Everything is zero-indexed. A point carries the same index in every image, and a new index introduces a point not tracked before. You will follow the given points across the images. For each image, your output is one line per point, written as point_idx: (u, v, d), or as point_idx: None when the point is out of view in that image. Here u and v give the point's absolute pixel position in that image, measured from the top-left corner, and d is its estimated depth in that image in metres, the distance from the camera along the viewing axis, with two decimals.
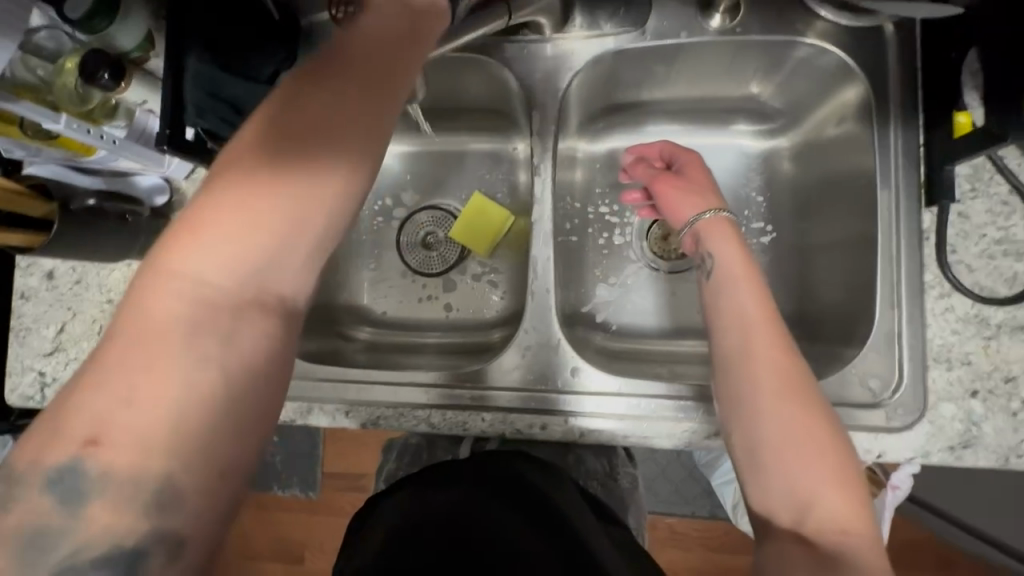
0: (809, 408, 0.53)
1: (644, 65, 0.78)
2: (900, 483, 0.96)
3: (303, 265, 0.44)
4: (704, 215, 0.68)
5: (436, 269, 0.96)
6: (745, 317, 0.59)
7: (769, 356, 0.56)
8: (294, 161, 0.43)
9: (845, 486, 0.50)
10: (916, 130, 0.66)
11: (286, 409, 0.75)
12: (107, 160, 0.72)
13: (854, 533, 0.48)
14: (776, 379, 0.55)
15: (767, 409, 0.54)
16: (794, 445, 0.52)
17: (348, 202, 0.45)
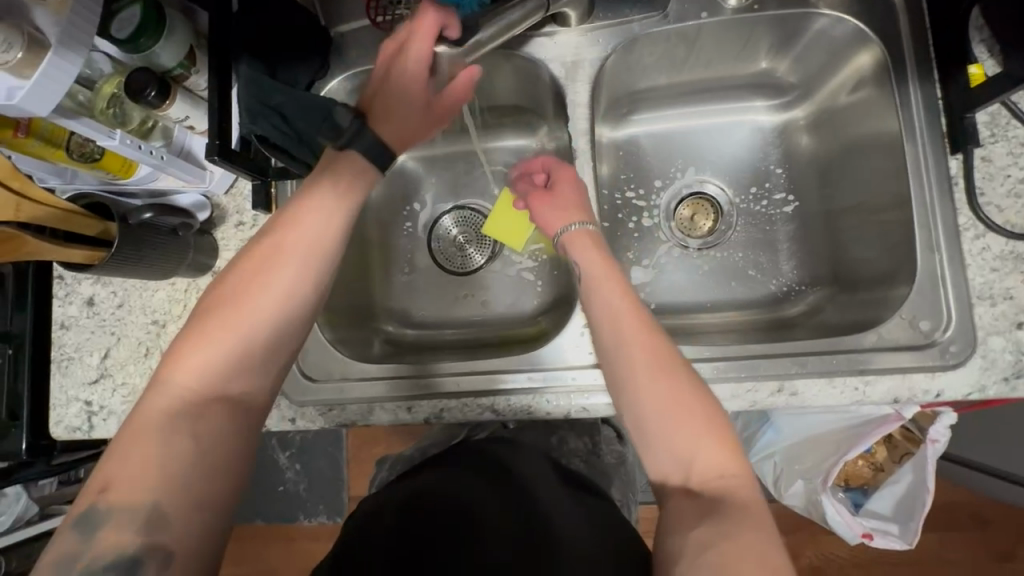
0: (678, 381, 0.57)
1: (665, 50, 0.82)
2: (939, 436, 1.02)
3: (272, 335, 0.56)
4: (572, 225, 0.71)
5: (471, 267, 0.98)
6: (616, 309, 0.62)
7: (639, 340, 0.60)
8: (261, 261, 0.57)
9: (722, 441, 0.55)
10: (933, 86, 0.70)
11: (348, 411, 0.75)
12: (145, 181, 0.74)
13: (731, 476, 0.53)
14: (648, 356, 0.59)
15: (644, 383, 0.58)
16: (668, 413, 0.56)
17: (302, 283, 0.57)
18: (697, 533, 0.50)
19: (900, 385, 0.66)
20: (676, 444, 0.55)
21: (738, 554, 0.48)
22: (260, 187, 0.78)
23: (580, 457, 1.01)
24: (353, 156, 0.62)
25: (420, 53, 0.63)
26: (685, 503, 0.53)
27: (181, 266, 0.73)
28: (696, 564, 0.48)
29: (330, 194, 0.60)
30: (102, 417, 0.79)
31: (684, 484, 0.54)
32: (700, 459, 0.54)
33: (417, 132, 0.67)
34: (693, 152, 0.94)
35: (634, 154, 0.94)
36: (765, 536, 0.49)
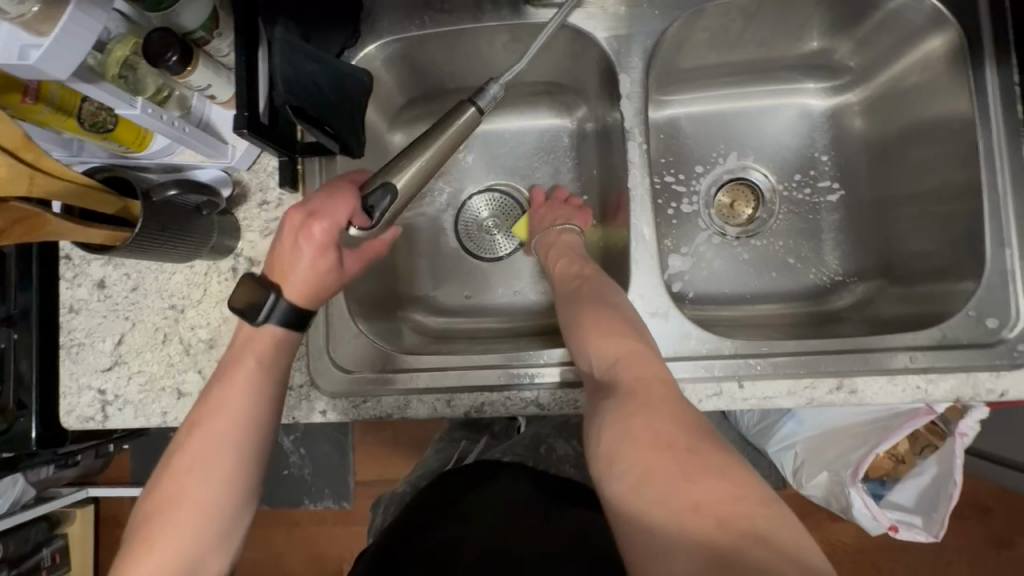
0: (589, 309, 0.63)
1: (722, 25, 0.77)
2: (968, 430, 1.02)
3: (233, 473, 0.56)
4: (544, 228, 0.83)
5: (501, 252, 0.93)
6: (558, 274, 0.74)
7: (563, 289, 0.71)
8: (210, 405, 0.58)
9: (615, 336, 0.59)
10: (1011, 69, 0.68)
11: (382, 403, 0.72)
12: (161, 154, 0.69)
13: (625, 361, 0.56)
14: (561, 295, 0.69)
15: (563, 310, 0.66)
16: (577, 328, 0.62)
17: (253, 410, 0.58)
18: (607, 429, 0.49)
19: (963, 384, 0.64)
20: (586, 351, 0.60)
21: (641, 439, 0.46)
22: (286, 163, 0.73)
23: (568, 463, 0.95)
24: (266, 330, 0.61)
25: (325, 228, 0.61)
26: (598, 396, 0.55)
27: (205, 247, 0.69)
28: (595, 440, 0.50)
29: (250, 361, 0.60)
30: (117, 407, 0.75)
31: (597, 382, 0.57)
32: (615, 363, 0.57)
33: (322, 290, 0.63)
34: (737, 136, 0.90)
35: (674, 137, 0.90)
36: (670, 416, 0.48)
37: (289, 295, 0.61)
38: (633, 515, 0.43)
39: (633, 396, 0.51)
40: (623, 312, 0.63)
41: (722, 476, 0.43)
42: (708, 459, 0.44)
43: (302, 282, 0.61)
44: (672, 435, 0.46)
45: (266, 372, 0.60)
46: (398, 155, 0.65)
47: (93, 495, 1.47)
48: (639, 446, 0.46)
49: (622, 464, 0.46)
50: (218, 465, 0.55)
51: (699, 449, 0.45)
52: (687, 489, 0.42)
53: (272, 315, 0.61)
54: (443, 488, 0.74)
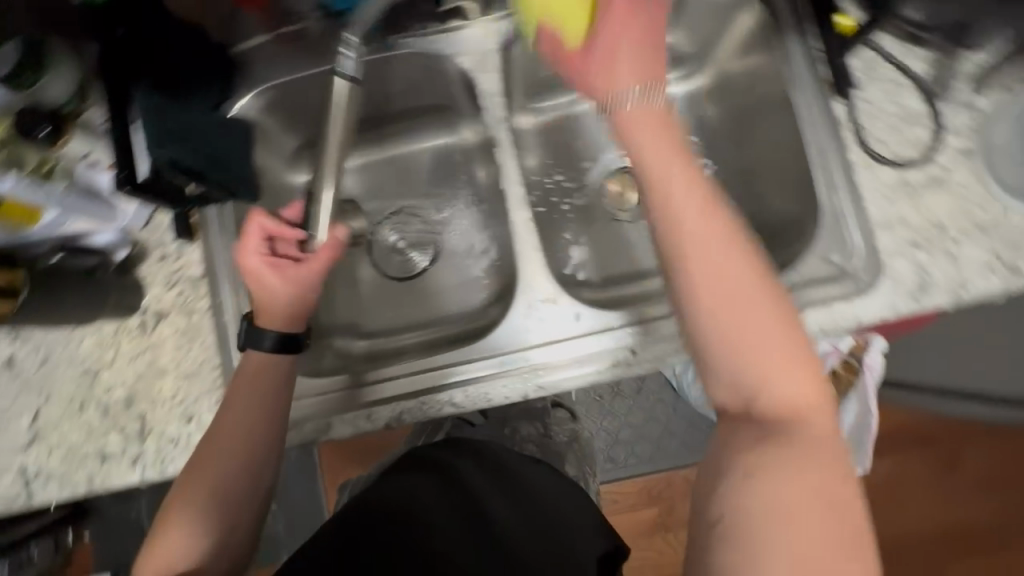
0: (744, 299, 0.52)
1: None
2: (874, 362, 1.10)
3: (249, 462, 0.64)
4: (629, 96, 0.57)
5: (417, 270, 0.98)
6: (684, 207, 0.54)
7: (727, 255, 0.53)
8: (228, 409, 0.65)
9: (793, 362, 0.51)
10: (808, 38, 0.77)
11: (306, 429, 0.74)
12: (52, 226, 0.69)
13: (803, 408, 0.51)
14: (732, 267, 0.52)
15: (716, 297, 0.52)
16: (754, 333, 0.51)
17: (264, 416, 0.65)
18: (765, 462, 0.48)
19: (824, 316, 0.71)
20: (758, 369, 0.51)
21: (802, 490, 0.46)
22: (179, 216, 0.76)
23: (534, 442, 1.01)
24: (250, 355, 0.67)
25: (253, 255, 0.67)
26: (743, 433, 0.51)
27: (105, 308, 0.73)
28: (755, 491, 0.47)
29: (259, 378, 0.66)
30: (40, 482, 0.74)
31: (750, 408, 0.52)
32: (774, 391, 0.51)
33: (299, 303, 0.68)
34: (613, 128, 0.97)
35: (555, 138, 0.97)
36: (838, 476, 0.48)
37: (271, 327, 0.68)
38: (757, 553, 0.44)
39: (808, 449, 0.48)
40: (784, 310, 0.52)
41: (857, 547, 0.45)
42: (855, 529, 0.45)
43: (279, 308, 0.68)
44: (840, 503, 0.46)
45: (273, 384, 0.66)
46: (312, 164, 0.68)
47: None
48: (801, 500, 0.46)
49: (765, 500, 0.46)
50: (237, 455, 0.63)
51: (855, 517, 0.46)
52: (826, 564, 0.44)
53: (262, 343, 0.67)
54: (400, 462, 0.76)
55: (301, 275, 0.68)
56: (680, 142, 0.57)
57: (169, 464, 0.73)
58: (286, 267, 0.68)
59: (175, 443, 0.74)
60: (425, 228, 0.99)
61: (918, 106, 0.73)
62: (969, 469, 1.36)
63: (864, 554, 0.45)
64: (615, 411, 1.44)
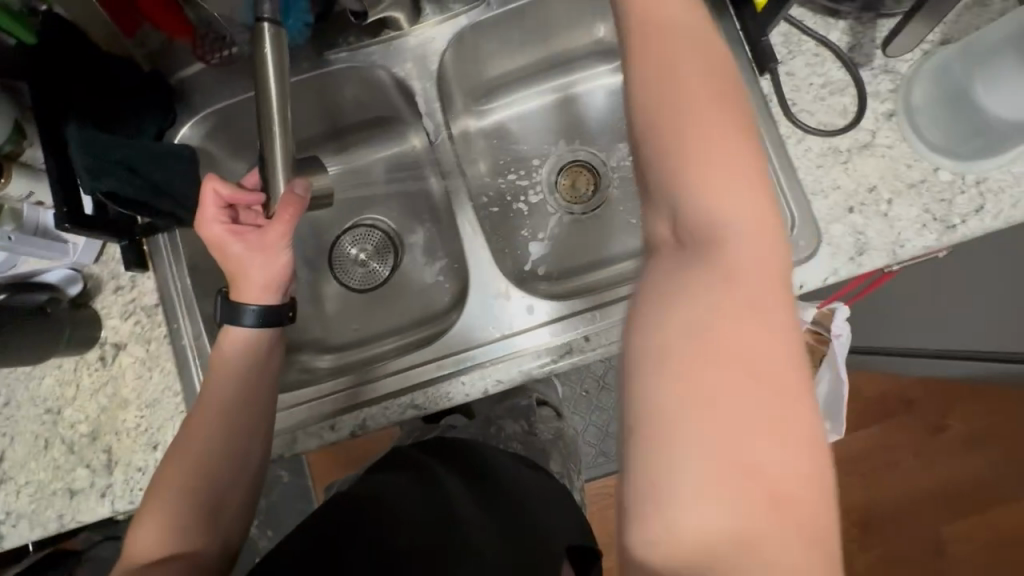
0: (698, 113, 0.43)
1: (500, 33, 0.87)
2: (842, 330, 1.11)
3: (246, 416, 0.64)
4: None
5: (379, 280, 0.99)
6: (653, 19, 0.47)
7: (682, 63, 0.44)
8: (221, 366, 0.65)
9: (748, 189, 0.41)
10: (731, 20, 0.79)
11: (272, 446, 0.75)
12: (6, 266, 0.71)
13: (748, 247, 0.41)
14: (684, 72, 0.44)
15: (664, 103, 0.44)
16: (704, 143, 0.42)
17: (256, 377, 0.66)
18: (691, 322, 0.39)
19: None
20: (692, 189, 0.42)
21: (730, 359, 0.37)
22: (130, 247, 0.77)
23: (519, 440, 0.99)
24: (233, 330, 0.66)
25: (217, 223, 0.66)
26: (676, 266, 0.42)
27: (58, 344, 0.71)
28: (677, 340, 0.38)
29: (244, 345, 0.66)
30: (10, 524, 0.74)
31: (681, 239, 0.43)
32: (719, 217, 0.41)
33: (275, 269, 0.67)
34: (560, 124, 0.99)
35: (503, 138, 0.98)
36: (781, 345, 0.38)
37: (249, 300, 0.67)
38: (668, 436, 0.36)
39: (740, 297, 0.39)
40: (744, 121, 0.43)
41: (796, 427, 0.36)
42: (791, 404, 0.37)
43: (254, 279, 0.66)
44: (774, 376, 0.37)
45: (256, 357, 0.67)
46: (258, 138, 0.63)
47: None
48: (730, 375, 0.36)
49: (685, 371, 0.37)
50: (236, 410, 0.64)
51: (791, 396, 0.37)
52: (747, 448, 0.35)
53: (244, 318, 0.66)
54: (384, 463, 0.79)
55: (268, 242, 0.66)
56: None
57: (137, 494, 0.73)
58: (250, 236, 0.66)
59: (142, 472, 0.74)
60: (385, 238, 1.00)
61: (840, 75, 0.75)
62: (954, 430, 1.37)
63: (794, 438, 0.36)
64: (602, 404, 1.45)
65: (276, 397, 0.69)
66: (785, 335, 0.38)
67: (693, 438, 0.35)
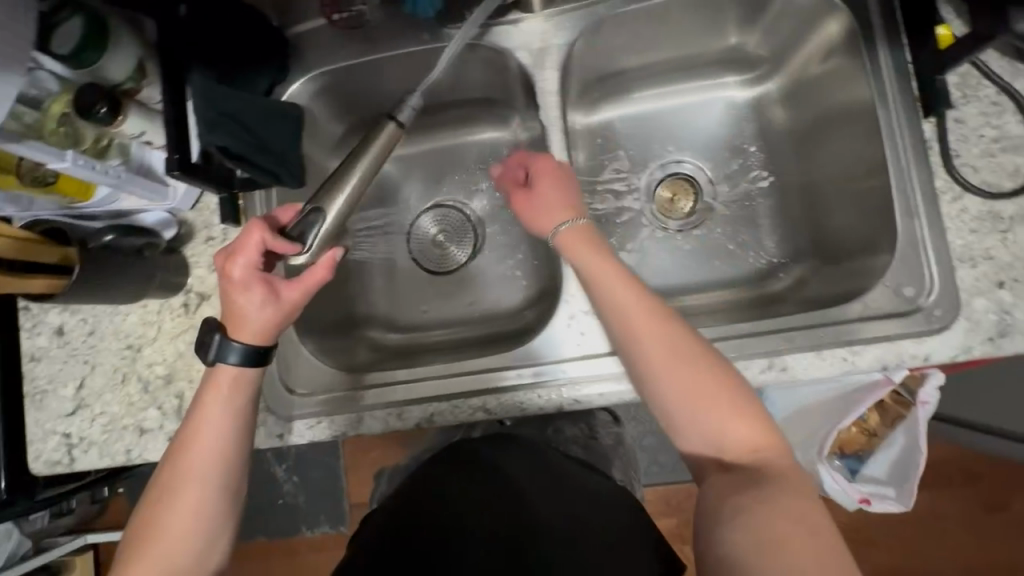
0: (689, 371, 0.56)
1: (632, 27, 0.80)
2: (929, 397, 1.03)
3: (221, 479, 0.59)
4: (561, 226, 0.67)
5: (454, 265, 0.96)
6: (621, 302, 0.59)
7: (658, 337, 0.57)
8: (195, 422, 0.60)
9: (742, 415, 0.54)
10: (902, 50, 0.70)
11: (336, 422, 0.74)
12: (106, 203, 0.71)
13: (763, 449, 0.53)
14: (664, 346, 0.57)
15: (659, 370, 0.56)
16: (701, 393, 0.55)
17: (233, 433, 0.60)
18: (732, 502, 0.49)
19: (888, 352, 0.66)
20: (704, 427, 0.55)
21: (775, 515, 0.46)
22: (226, 200, 0.76)
23: (579, 443, 0.99)
24: (223, 370, 0.61)
25: (242, 264, 0.60)
26: (720, 477, 0.52)
27: (150, 287, 0.72)
28: (728, 526, 0.47)
29: (221, 396, 0.60)
30: (82, 449, 0.77)
31: (718, 459, 0.54)
32: (728, 440, 0.54)
33: (272, 325, 0.62)
34: (669, 132, 0.93)
35: (607, 138, 0.92)
36: (810, 505, 0.47)
37: (238, 338, 0.61)
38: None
39: (772, 485, 0.49)
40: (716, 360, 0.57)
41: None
42: (838, 556, 0.44)
43: (251, 327, 0.61)
44: (810, 525, 0.45)
45: (239, 407, 0.61)
46: (325, 179, 0.65)
47: (92, 541, 1.44)
48: (781, 528, 0.45)
49: (744, 529, 0.46)
50: (210, 473, 0.58)
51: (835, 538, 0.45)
52: None
53: (229, 356, 0.60)
54: (444, 457, 0.75)
55: (284, 303, 0.62)
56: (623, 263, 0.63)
57: None
58: (267, 288, 0.61)
59: None
60: (465, 222, 0.97)
61: (1018, 131, 0.66)
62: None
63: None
64: (642, 418, 1.40)
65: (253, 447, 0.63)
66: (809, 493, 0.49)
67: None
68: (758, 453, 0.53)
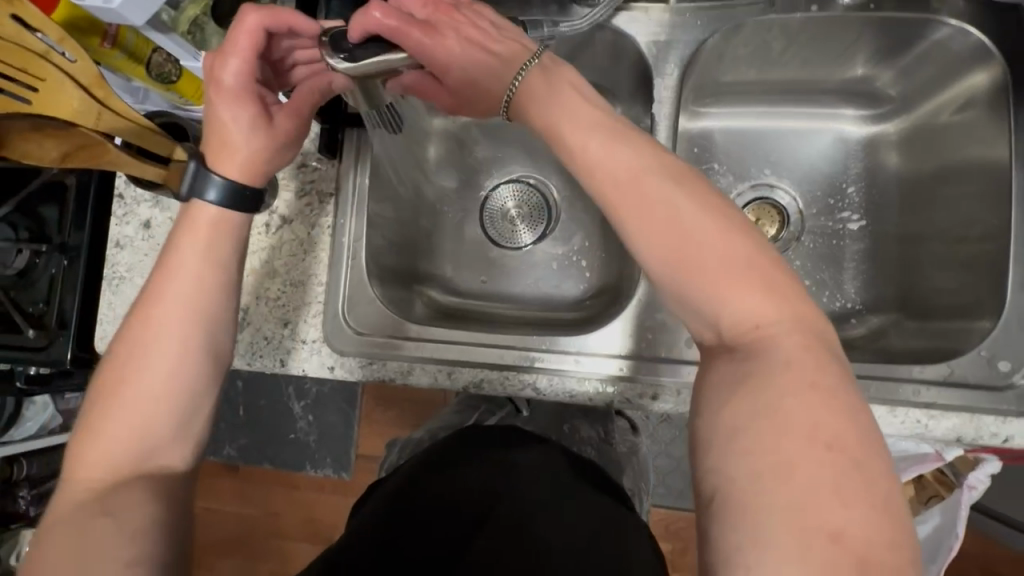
0: (677, 240, 0.47)
1: (763, 39, 0.77)
2: (977, 484, 0.98)
3: (194, 336, 0.54)
4: (515, 81, 0.56)
5: (522, 243, 0.96)
6: (600, 166, 0.50)
7: (642, 206, 0.48)
8: (167, 276, 0.55)
9: (743, 286, 0.46)
10: None
11: (388, 367, 0.76)
12: None
13: (768, 325, 0.46)
14: (648, 215, 0.48)
15: (645, 245, 0.48)
16: (694, 272, 0.47)
17: (211, 288, 0.56)
18: (735, 413, 0.43)
19: (965, 424, 0.63)
20: (698, 303, 0.48)
21: (778, 430, 0.41)
22: (329, 133, 0.78)
23: (591, 446, 0.96)
24: (200, 208, 0.56)
25: (233, 72, 0.57)
26: (723, 365, 0.47)
27: None
28: (727, 445, 0.43)
29: (200, 244, 0.56)
30: None
31: (719, 339, 0.48)
32: (728, 316, 0.47)
33: (260, 146, 0.59)
34: (769, 150, 0.88)
35: (706, 147, 0.89)
36: (826, 403, 0.42)
37: (221, 163, 0.57)
38: (743, 515, 0.39)
39: (766, 374, 0.44)
40: (710, 218, 0.48)
41: (862, 486, 0.39)
42: (850, 464, 0.40)
43: (238, 154, 0.58)
44: (812, 428, 0.41)
45: (219, 258, 0.56)
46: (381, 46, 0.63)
47: None
48: (777, 443, 0.41)
49: (743, 454, 0.41)
50: (185, 328, 0.54)
51: (840, 434, 0.41)
52: (824, 509, 0.38)
53: (208, 192, 0.57)
54: (453, 436, 0.68)
55: (278, 128, 0.59)
56: (604, 119, 0.52)
57: (256, 359, 0.77)
58: (262, 107, 0.59)
59: (267, 341, 0.77)
60: (542, 204, 0.97)
61: None
62: None
63: (851, 479, 0.39)
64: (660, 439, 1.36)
65: (232, 306, 0.57)
66: (816, 383, 0.43)
67: (765, 518, 0.39)
68: (764, 324, 0.46)
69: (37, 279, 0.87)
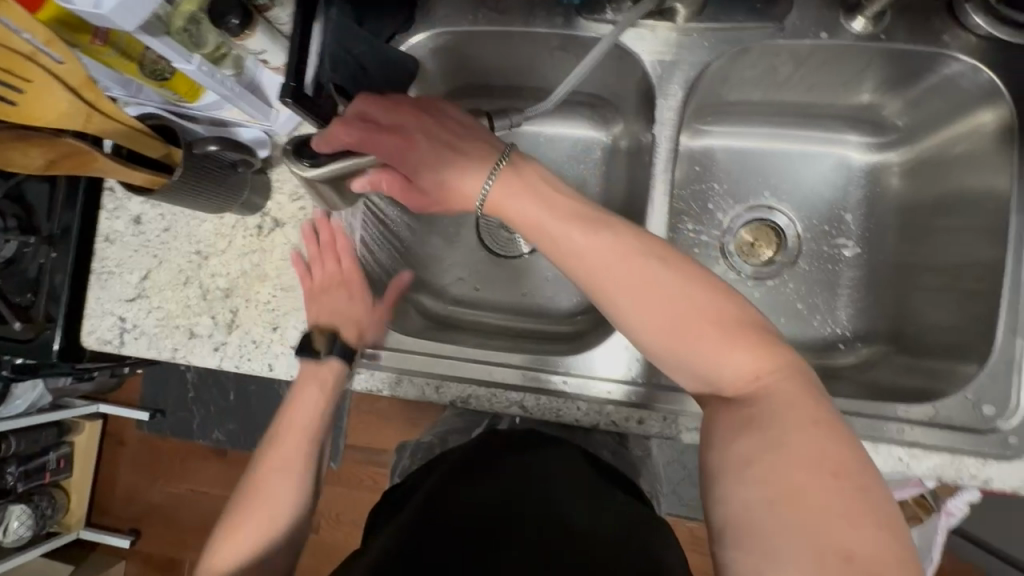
0: (664, 312, 0.50)
1: (770, 63, 0.76)
2: (954, 509, 0.98)
3: (302, 457, 0.67)
4: (485, 189, 0.57)
5: (516, 252, 0.94)
6: (579, 251, 0.53)
7: (628, 281, 0.51)
8: (287, 417, 0.69)
9: (737, 340, 0.48)
10: None
11: (376, 379, 0.75)
12: (209, 109, 0.71)
13: (768, 373, 0.47)
14: (636, 289, 0.50)
15: (636, 316, 0.51)
16: (690, 334, 0.49)
17: (318, 414, 0.69)
18: (739, 448, 0.44)
19: (947, 465, 0.64)
20: (695, 364, 0.49)
21: (780, 464, 0.42)
22: None
23: (608, 446, 0.96)
24: (331, 364, 0.70)
25: (347, 267, 0.72)
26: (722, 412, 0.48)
27: (234, 203, 0.74)
28: (740, 482, 0.43)
29: (316, 388, 0.70)
30: (134, 336, 0.79)
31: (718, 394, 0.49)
32: (727, 373, 0.48)
33: (366, 322, 0.73)
34: (770, 172, 0.88)
35: (706, 166, 0.88)
36: (826, 436, 0.43)
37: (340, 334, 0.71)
38: (761, 547, 0.40)
39: (760, 420, 0.45)
40: (692, 288, 0.50)
41: (870, 509, 0.41)
42: (852, 487, 0.41)
43: (348, 327, 0.72)
44: (813, 460, 0.42)
45: (328, 397, 0.70)
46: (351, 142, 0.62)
47: (104, 410, 1.51)
48: (783, 477, 0.41)
49: (753, 483, 0.42)
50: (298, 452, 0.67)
51: (841, 464, 0.42)
52: (838, 534, 0.39)
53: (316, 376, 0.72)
54: (459, 454, 0.66)
55: (379, 314, 0.74)
56: (576, 208, 0.55)
57: (246, 361, 0.76)
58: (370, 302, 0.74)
59: (256, 345, 0.77)
60: None
61: None
62: None
63: (860, 508, 0.40)
64: None
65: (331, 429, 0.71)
66: (815, 420, 0.44)
67: (779, 543, 0.39)
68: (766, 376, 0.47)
69: (26, 267, 0.86)
